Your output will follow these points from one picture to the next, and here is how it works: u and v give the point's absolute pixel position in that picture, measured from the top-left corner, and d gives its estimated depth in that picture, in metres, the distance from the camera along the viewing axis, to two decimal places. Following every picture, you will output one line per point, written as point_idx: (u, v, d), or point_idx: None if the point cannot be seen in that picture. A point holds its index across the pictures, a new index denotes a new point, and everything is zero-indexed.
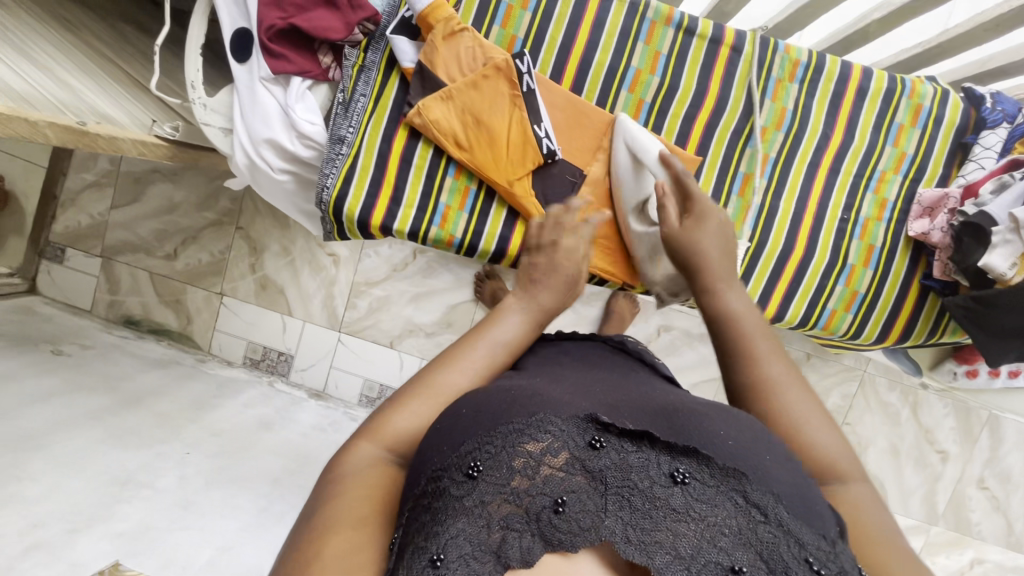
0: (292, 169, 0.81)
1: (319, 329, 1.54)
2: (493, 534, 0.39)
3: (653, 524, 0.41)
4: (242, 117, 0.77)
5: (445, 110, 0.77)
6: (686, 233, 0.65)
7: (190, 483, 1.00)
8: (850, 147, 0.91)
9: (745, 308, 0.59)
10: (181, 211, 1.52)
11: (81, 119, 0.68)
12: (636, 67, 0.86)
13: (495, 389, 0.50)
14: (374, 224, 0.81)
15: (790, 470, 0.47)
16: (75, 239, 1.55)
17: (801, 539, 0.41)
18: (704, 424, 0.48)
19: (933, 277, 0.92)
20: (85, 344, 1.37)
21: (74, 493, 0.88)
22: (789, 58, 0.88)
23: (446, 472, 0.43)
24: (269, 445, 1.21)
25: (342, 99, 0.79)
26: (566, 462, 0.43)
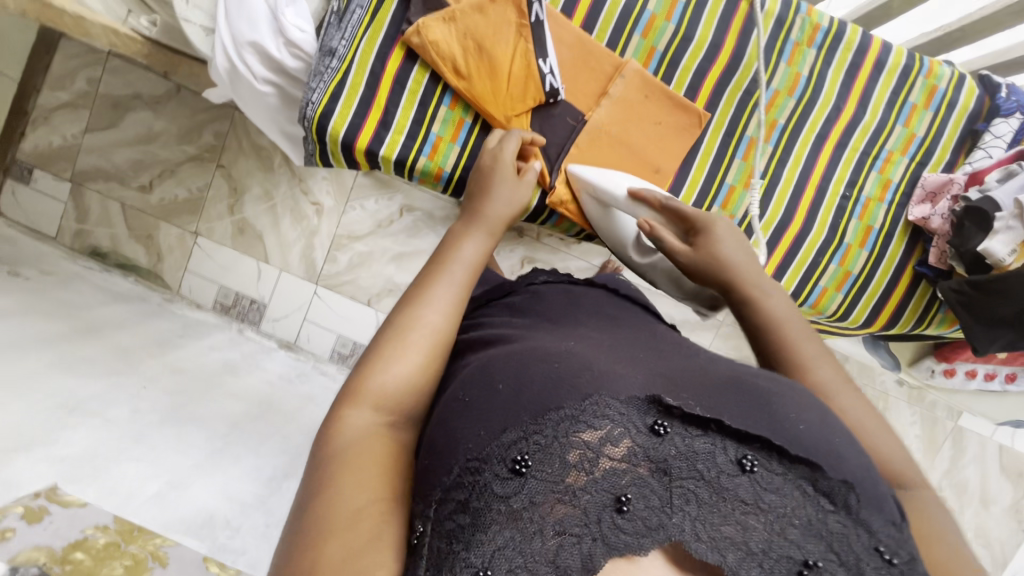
0: (278, 81, 0.76)
1: (295, 280, 1.50)
2: (548, 540, 0.36)
3: (722, 519, 0.39)
4: (226, 16, 0.71)
5: (446, 32, 0.73)
6: (699, 254, 0.64)
7: (143, 417, 0.96)
8: (861, 122, 0.90)
9: (785, 313, 0.59)
10: (160, 142, 1.45)
11: None
12: (652, 11, 0.82)
13: (529, 356, 0.47)
14: (360, 147, 0.76)
15: (856, 454, 0.45)
16: (43, 159, 1.47)
17: (871, 529, 0.42)
18: (775, 405, 0.45)
19: (928, 264, 0.92)
20: (46, 269, 1.30)
21: (17, 412, 0.82)
22: (810, 21, 0.85)
23: (489, 465, 0.39)
24: (230, 389, 1.17)
25: (336, 7, 0.73)
26: (627, 453, 0.40)
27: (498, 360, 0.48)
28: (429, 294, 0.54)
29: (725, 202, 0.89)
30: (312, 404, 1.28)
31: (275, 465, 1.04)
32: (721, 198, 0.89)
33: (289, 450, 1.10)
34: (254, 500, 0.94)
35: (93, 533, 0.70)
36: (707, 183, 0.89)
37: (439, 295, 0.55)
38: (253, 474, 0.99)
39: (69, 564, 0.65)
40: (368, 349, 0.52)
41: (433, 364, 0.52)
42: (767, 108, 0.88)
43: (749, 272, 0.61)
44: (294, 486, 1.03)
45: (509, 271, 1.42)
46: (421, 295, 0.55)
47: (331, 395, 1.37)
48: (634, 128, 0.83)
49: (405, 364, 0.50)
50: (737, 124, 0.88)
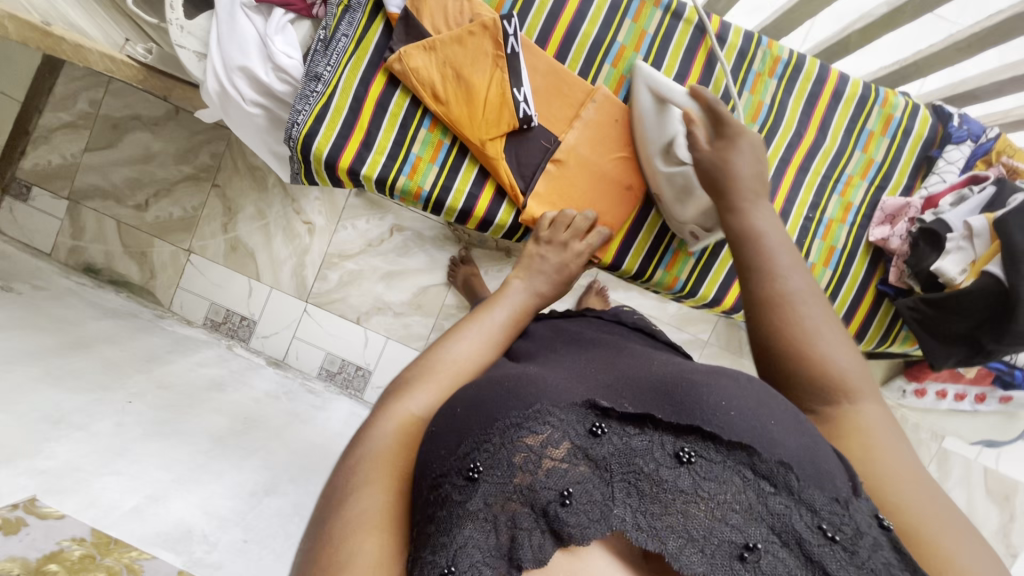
0: (265, 103, 0.79)
1: (286, 298, 1.51)
2: (502, 536, 0.40)
3: (663, 509, 0.42)
4: (219, 44, 0.75)
5: (426, 61, 0.77)
6: (718, 152, 0.71)
7: (126, 431, 0.97)
8: (821, 147, 0.93)
9: (768, 225, 0.65)
10: (158, 161, 1.49)
11: (46, 19, 0.72)
12: (621, 42, 0.87)
13: (487, 381, 0.51)
14: (342, 167, 0.79)
15: (798, 434, 0.47)
16: (42, 178, 1.50)
17: (815, 506, 0.42)
18: (704, 395, 0.47)
19: (889, 283, 0.95)
20: (38, 284, 1.32)
21: (1, 424, 0.83)
22: (771, 53, 0.89)
23: (447, 477, 0.43)
24: (215, 405, 1.18)
25: (322, 36, 0.77)
26: (568, 453, 0.43)
27: (477, 385, 0.51)
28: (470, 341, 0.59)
29: None
30: (297, 421, 1.28)
31: (257, 481, 1.04)
32: None
33: (271, 466, 1.10)
34: (234, 515, 0.94)
35: (69, 545, 0.70)
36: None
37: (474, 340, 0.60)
38: (234, 489, 0.99)
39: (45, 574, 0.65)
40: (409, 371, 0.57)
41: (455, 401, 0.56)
42: None
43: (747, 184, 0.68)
44: (275, 501, 1.03)
45: None
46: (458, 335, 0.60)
47: (317, 412, 1.37)
48: (603, 151, 0.86)
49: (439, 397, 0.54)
50: None
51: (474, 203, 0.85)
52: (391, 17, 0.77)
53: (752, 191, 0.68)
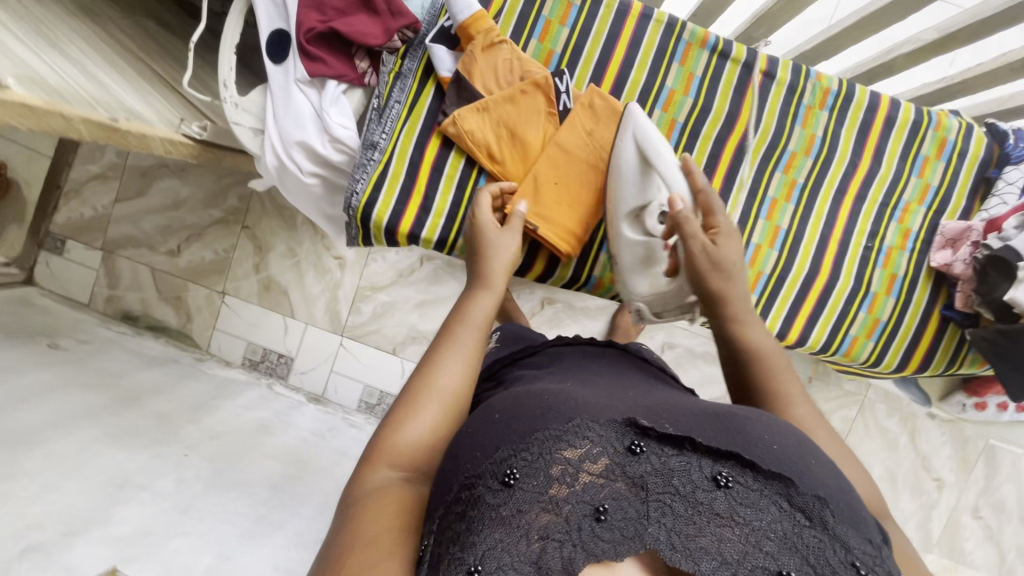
0: (322, 172, 0.77)
1: (321, 333, 1.53)
2: (533, 543, 0.40)
3: (697, 530, 0.42)
4: (274, 118, 0.72)
5: (479, 121, 0.74)
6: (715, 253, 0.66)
7: (187, 486, 0.99)
8: (876, 175, 0.88)
9: (769, 343, 0.62)
10: (187, 207, 1.51)
11: (112, 114, 0.58)
12: (670, 87, 0.82)
13: (526, 395, 0.53)
14: (403, 232, 0.75)
15: (836, 476, 0.47)
16: (75, 231, 1.53)
17: (849, 544, 0.43)
18: (748, 428, 0.49)
19: (954, 308, 0.89)
20: (82, 338, 1.35)
21: (71, 493, 0.86)
22: (820, 84, 0.84)
23: (481, 479, 0.44)
24: (266, 449, 1.20)
25: (376, 105, 0.74)
26: (606, 468, 0.44)
27: (512, 397, 0.54)
28: (440, 359, 0.58)
29: (750, 260, 0.88)
30: (345, 458, 1.30)
31: (317, 528, 1.06)
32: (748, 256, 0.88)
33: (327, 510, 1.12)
34: (300, 565, 0.96)
35: None
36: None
37: (449, 359, 0.58)
38: (297, 539, 1.00)
39: None
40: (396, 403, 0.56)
41: (449, 422, 0.54)
42: (785, 168, 0.87)
43: (745, 301, 0.65)
44: None
45: (529, 313, 1.45)
46: (435, 357, 0.58)
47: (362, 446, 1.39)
48: None
49: (424, 419, 0.53)
50: (759, 185, 0.87)
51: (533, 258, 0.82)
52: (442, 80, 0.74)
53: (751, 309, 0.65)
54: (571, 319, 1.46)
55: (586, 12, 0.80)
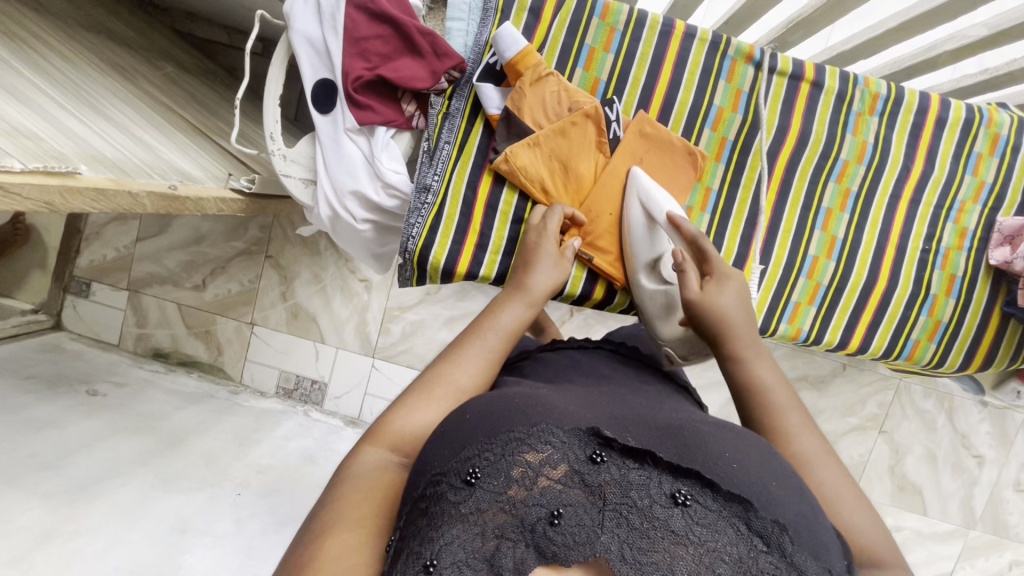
0: (375, 218, 0.74)
1: (352, 356, 1.53)
2: (487, 542, 0.38)
3: (651, 544, 0.38)
4: (326, 168, 0.70)
5: (533, 157, 0.71)
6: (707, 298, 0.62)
7: (246, 526, 1.00)
8: (930, 178, 0.85)
9: (774, 376, 0.57)
10: (209, 241, 1.51)
11: (169, 180, 0.59)
12: (718, 105, 0.79)
13: (495, 396, 0.49)
14: (461, 272, 0.74)
15: (795, 496, 0.44)
16: (100, 272, 1.54)
17: (805, 572, 0.39)
18: (709, 445, 0.46)
19: (1017, 305, 0.86)
20: (119, 381, 1.35)
21: (137, 546, 0.87)
22: (869, 91, 0.81)
23: (445, 477, 0.42)
24: (314, 480, 1.20)
25: (427, 147, 0.72)
26: (565, 475, 0.42)
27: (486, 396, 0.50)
28: (463, 357, 0.56)
29: (809, 274, 0.85)
30: None
31: None
32: (806, 270, 0.85)
33: None
34: None
35: None
36: (791, 258, 0.85)
37: (470, 356, 0.56)
38: None
39: None
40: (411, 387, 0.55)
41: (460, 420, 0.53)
42: (839, 177, 0.83)
43: (744, 334, 0.60)
44: None
45: (559, 321, 1.45)
46: (457, 352, 0.57)
47: None
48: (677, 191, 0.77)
49: (435, 412, 0.52)
50: (813, 196, 0.84)
51: (592, 287, 0.79)
52: (492, 119, 0.71)
53: (752, 341, 0.60)
54: (601, 324, 1.46)
55: (628, 36, 0.76)
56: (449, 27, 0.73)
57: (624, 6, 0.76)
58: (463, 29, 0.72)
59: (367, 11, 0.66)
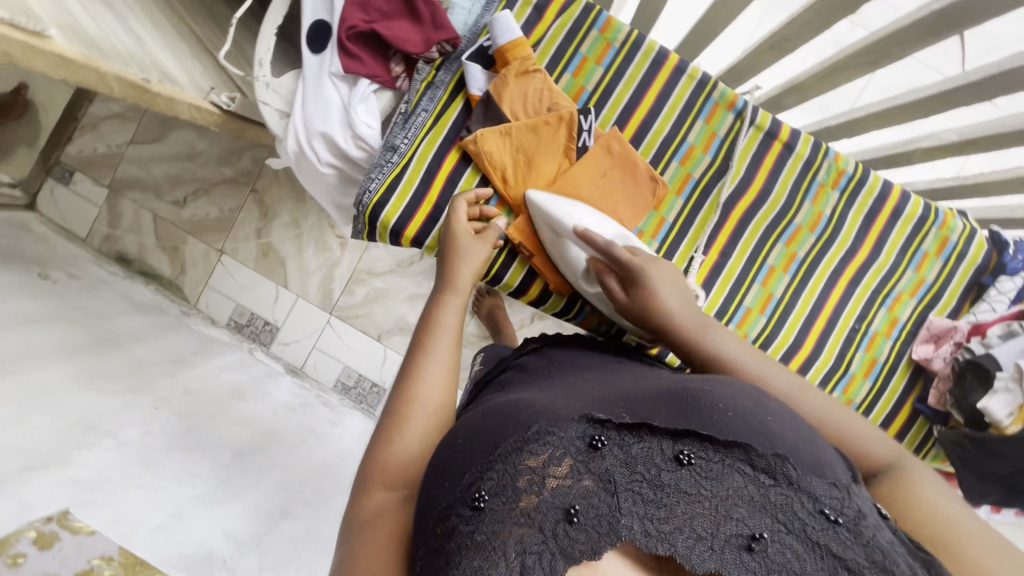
0: (340, 165, 0.75)
1: (311, 308, 1.53)
2: (512, 561, 0.37)
3: (669, 512, 0.41)
4: (303, 105, 0.71)
5: (500, 145, 0.73)
6: (637, 305, 0.66)
7: (153, 440, 0.99)
8: (874, 263, 0.87)
9: (723, 343, 0.62)
10: (200, 161, 1.51)
11: (145, 74, 0.60)
12: (691, 142, 0.81)
13: (482, 414, 0.50)
14: (407, 236, 0.75)
15: (791, 426, 0.48)
16: (85, 164, 1.54)
17: (814, 491, 0.44)
18: (701, 399, 0.47)
19: (926, 403, 0.89)
20: (74, 273, 1.35)
21: (36, 428, 0.86)
22: (836, 165, 0.83)
23: (454, 508, 0.42)
24: (237, 415, 1.20)
25: (403, 110, 0.73)
26: (570, 469, 0.42)
27: (481, 412, 0.51)
28: (415, 374, 0.57)
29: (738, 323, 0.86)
30: (312, 436, 1.31)
31: (275, 501, 1.07)
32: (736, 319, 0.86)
33: (286, 486, 1.13)
34: (254, 538, 0.97)
35: (99, 564, 0.73)
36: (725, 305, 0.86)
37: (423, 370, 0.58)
38: (252, 509, 1.01)
39: None
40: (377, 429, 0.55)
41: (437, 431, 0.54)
42: (788, 240, 0.86)
43: (684, 319, 0.64)
44: (290, 524, 1.05)
45: (518, 324, 1.47)
46: (408, 373, 0.58)
47: (331, 426, 1.39)
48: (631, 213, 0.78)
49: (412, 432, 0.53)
50: (760, 251, 0.85)
51: (529, 284, 0.81)
52: (471, 98, 0.73)
53: (693, 321, 0.64)
54: None
55: (622, 55, 0.78)
56: (452, 3, 0.75)
57: (625, 26, 0.78)
58: (467, 9, 0.74)
59: None
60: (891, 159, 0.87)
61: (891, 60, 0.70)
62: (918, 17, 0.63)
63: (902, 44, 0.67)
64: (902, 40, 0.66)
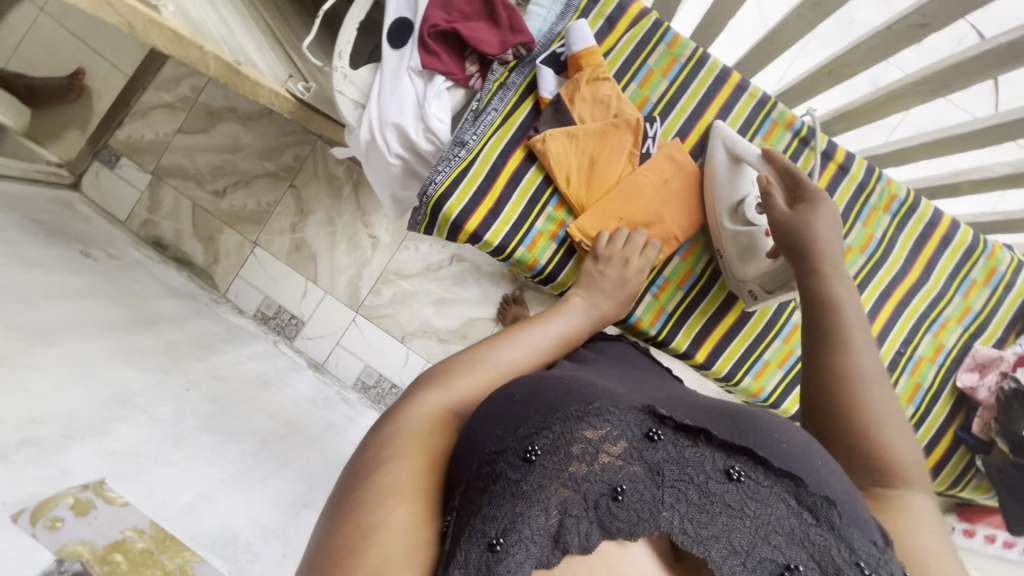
0: (407, 157, 0.78)
1: (338, 305, 1.55)
2: (551, 518, 0.39)
3: (709, 518, 0.41)
4: (379, 95, 0.74)
5: (567, 147, 0.76)
6: (797, 217, 0.68)
7: (183, 420, 0.99)
8: (922, 288, 0.88)
9: (851, 296, 0.62)
10: (243, 154, 1.56)
11: (236, 57, 0.62)
12: None
13: (545, 378, 0.50)
14: (467, 230, 0.76)
15: (841, 480, 0.47)
16: (131, 149, 1.58)
17: (855, 545, 0.42)
18: (760, 426, 0.49)
19: (970, 431, 0.89)
20: (113, 253, 1.37)
21: (75, 398, 0.86)
22: (888, 190, 0.85)
23: (503, 455, 0.42)
24: (262, 404, 1.21)
25: (474, 107, 0.76)
26: (624, 451, 0.43)
27: (534, 376, 0.51)
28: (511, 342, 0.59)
29: (784, 338, 0.89)
30: (332, 431, 1.31)
31: (295, 491, 1.07)
32: (782, 334, 0.89)
33: (307, 478, 1.13)
34: (275, 526, 0.97)
35: (131, 536, 0.74)
36: (773, 319, 0.88)
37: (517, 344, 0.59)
38: (274, 498, 1.01)
39: (108, 565, 0.69)
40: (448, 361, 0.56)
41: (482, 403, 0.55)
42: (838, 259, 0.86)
43: (830, 253, 0.66)
44: (310, 516, 1.05)
45: None
46: (498, 342, 0.58)
47: (350, 424, 1.39)
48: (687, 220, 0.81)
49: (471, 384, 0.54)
50: None
51: None
52: (542, 102, 0.76)
53: (835, 262, 0.65)
54: None
55: (686, 70, 0.81)
56: (529, 10, 0.78)
57: (690, 44, 0.81)
58: (542, 15, 0.78)
59: None
60: (939, 189, 0.88)
61: (953, 89, 0.72)
62: (987, 47, 0.65)
63: (965, 73, 0.68)
64: (964, 70, 0.68)
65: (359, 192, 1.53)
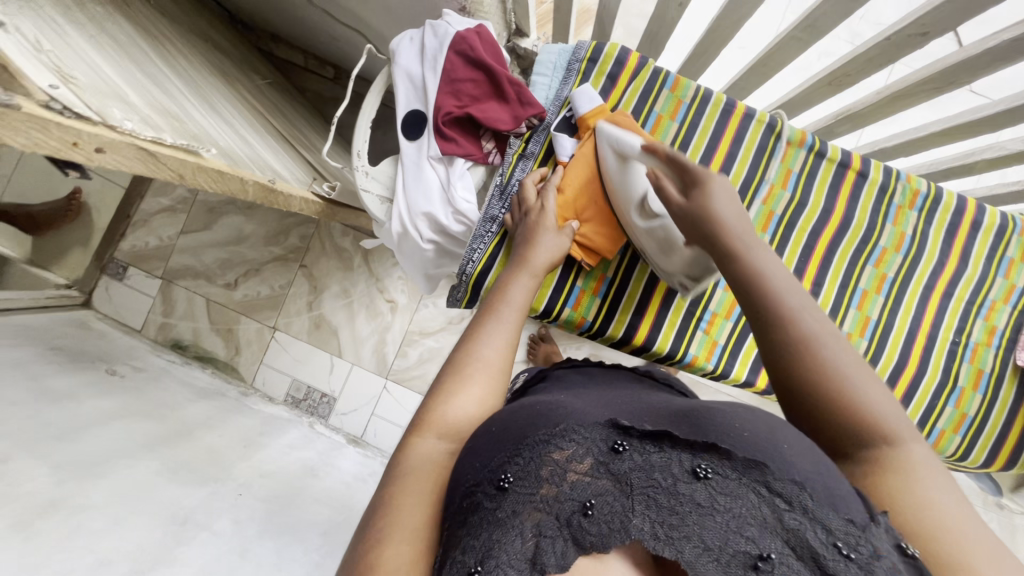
0: (439, 239, 0.80)
1: (367, 374, 1.54)
2: (527, 541, 0.36)
3: (681, 520, 0.37)
4: (404, 189, 0.76)
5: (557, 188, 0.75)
6: (695, 205, 0.59)
7: (244, 528, 0.98)
8: (962, 275, 0.89)
9: (773, 263, 0.54)
10: (249, 243, 1.57)
11: (268, 176, 0.65)
12: (770, 180, 0.85)
13: (517, 407, 0.47)
14: None
15: (814, 459, 0.40)
16: (138, 259, 1.61)
17: (829, 526, 0.36)
18: (718, 418, 0.42)
19: None
20: (137, 365, 1.36)
21: (138, 529, 0.84)
22: (910, 186, 0.86)
23: (479, 485, 0.40)
24: (313, 493, 1.19)
25: (499, 182, 0.78)
26: (590, 468, 0.39)
27: (512, 407, 0.48)
28: (483, 332, 0.56)
29: None
30: None
31: None
32: None
33: None
34: None
35: None
36: None
37: (492, 334, 0.56)
38: None
39: None
40: (443, 371, 0.53)
41: (493, 398, 0.52)
42: (876, 262, 0.88)
43: (738, 229, 0.56)
44: None
45: None
46: (473, 335, 0.56)
47: None
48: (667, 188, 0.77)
49: (471, 393, 0.51)
50: (852, 276, 0.88)
51: (633, 332, 0.86)
52: (561, 165, 0.76)
53: (747, 235, 0.56)
54: None
55: (694, 109, 0.83)
56: (533, 81, 0.83)
57: (691, 83, 0.84)
58: (546, 84, 0.82)
59: (466, 57, 0.72)
60: (952, 171, 0.90)
61: (960, 82, 0.73)
62: (987, 47, 0.66)
63: (972, 69, 0.70)
64: (968, 67, 0.70)
65: (369, 260, 1.54)
